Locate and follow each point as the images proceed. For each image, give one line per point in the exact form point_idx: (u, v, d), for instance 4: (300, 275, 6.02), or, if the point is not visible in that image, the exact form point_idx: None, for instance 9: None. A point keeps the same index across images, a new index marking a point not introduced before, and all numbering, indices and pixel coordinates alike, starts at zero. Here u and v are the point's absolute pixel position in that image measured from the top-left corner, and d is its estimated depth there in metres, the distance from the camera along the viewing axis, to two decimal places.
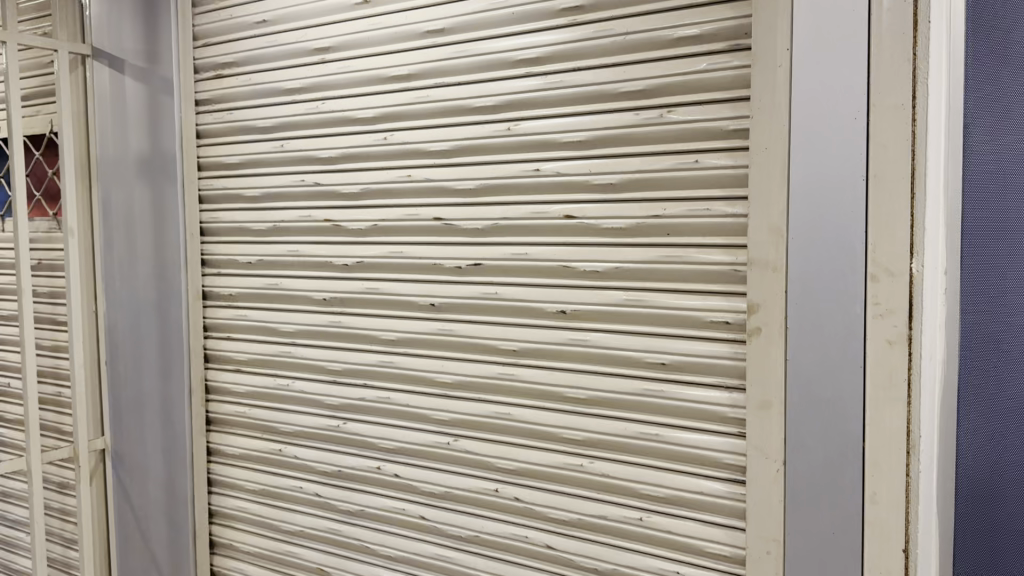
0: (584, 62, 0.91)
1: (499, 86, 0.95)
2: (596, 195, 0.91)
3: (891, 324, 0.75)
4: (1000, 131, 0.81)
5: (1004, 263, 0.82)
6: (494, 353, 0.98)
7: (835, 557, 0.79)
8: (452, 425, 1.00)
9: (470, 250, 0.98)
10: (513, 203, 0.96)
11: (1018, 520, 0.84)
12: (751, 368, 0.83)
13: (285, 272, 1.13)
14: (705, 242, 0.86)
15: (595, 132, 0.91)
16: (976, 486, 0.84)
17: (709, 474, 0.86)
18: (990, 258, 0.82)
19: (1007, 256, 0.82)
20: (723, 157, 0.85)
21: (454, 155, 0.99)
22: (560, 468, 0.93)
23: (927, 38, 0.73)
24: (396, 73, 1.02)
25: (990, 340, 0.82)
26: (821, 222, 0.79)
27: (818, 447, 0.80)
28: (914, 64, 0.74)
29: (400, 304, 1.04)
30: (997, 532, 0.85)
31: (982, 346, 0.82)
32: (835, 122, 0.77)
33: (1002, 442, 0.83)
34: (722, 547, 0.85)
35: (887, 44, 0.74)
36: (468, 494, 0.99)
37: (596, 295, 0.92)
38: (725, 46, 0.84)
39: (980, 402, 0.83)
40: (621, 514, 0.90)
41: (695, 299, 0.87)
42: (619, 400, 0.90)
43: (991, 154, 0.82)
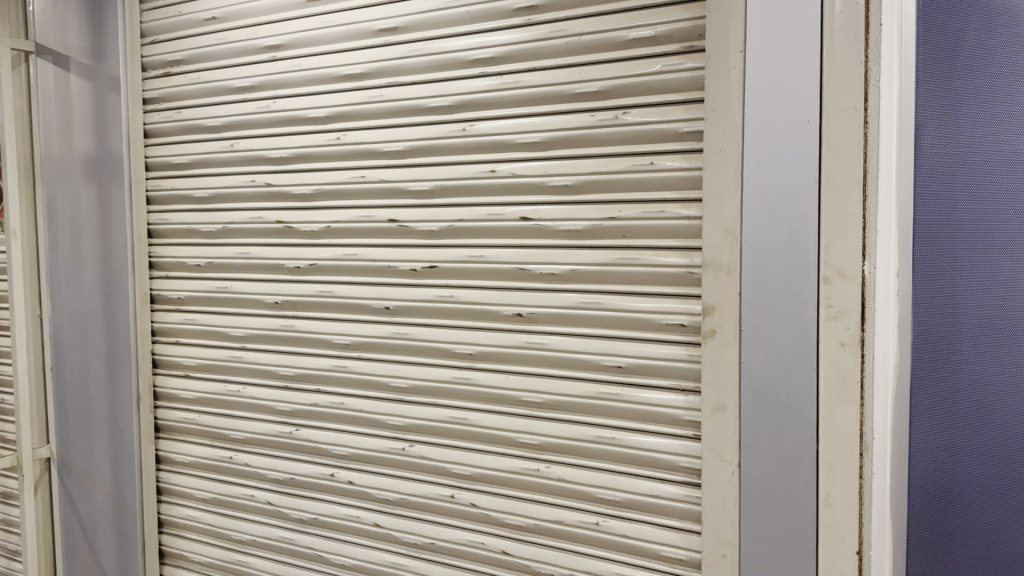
0: (539, 62, 0.90)
1: (453, 86, 0.94)
2: (551, 197, 0.90)
3: (844, 325, 0.75)
4: (948, 133, 0.82)
5: (952, 264, 0.83)
6: (449, 357, 0.96)
7: (790, 560, 0.79)
8: (407, 430, 0.99)
9: (424, 253, 0.97)
10: (468, 205, 0.95)
11: (965, 515, 0.86)
12: (706, 370, 0.83)
13: (235, 275, 1.11)
14: (661, 244, 0.86)
15: (550, 133, 0.90)
16: (929, 487, 0.84)
17: (665, 477, 0.86)
18: (940, 258, 0.83)
19: (954, 257, 0.83)
20: (678, 159, 0.85)
21: (408, 156, 0.98)
22: (516, 473, 0.92)
23: (879, 41, 0.73)
24: (348, 72, 1.00)
25: (941, 338, 0.84)
26: (775, 224, 0.79)
27: (772, 449, 0.80)
28: (867, 65, 0.74)
29: (353, 307, 1.02)
30: (948, 530, 0.86)
31: (933, 346, 0.83)
32: (788, 124, 0.77)
33: (951, 440, 0.85)
34: (678, 551, 0.85)
35: (839, 45, 0.74)
36: (422, 500, 0.98)
37: (551, 298, 0.91)
38: (679, 47, 0.83)
39: (931, 402, 0.83)
40: (576, 518, 0.89)
41: (651, 302, 0.87)
42: (574, 404, 0.90)
43: (939, 156, 0.82)
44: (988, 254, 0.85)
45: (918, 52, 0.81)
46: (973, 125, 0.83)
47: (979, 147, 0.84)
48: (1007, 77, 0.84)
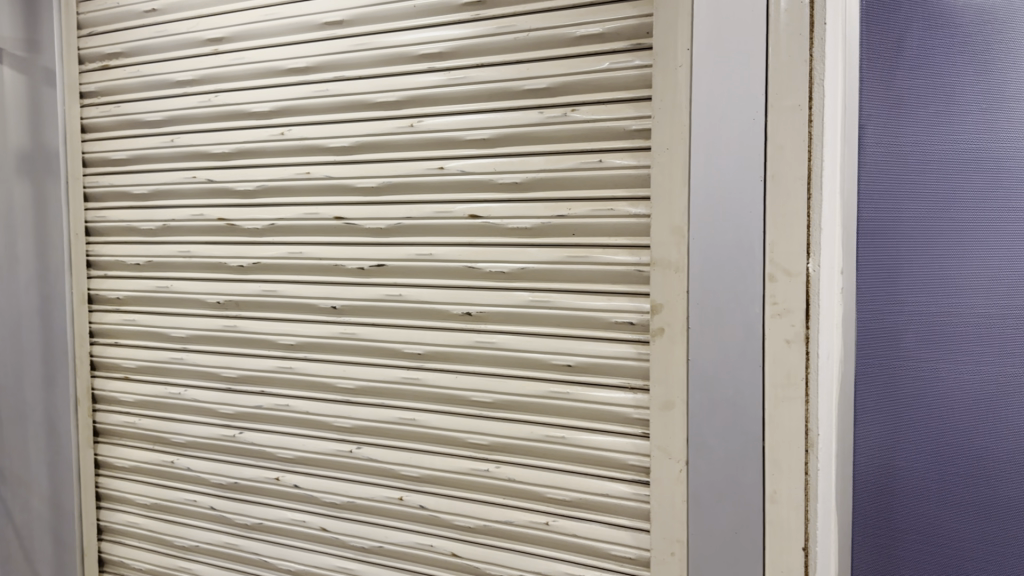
0: (487, 58, 0.89)
1: (400, 82, 0.93)
2: (500, 194, 0.89)
3: (789, 323, 0.76)
4: (897, 133, 0.83)
5: (899, 263, 0.84)
6: (397, 356, 0.95)
7: (737, 558, 0.79)
8: (354, 432, 0.97)
9: (371, 251, 0.95)
10: (415, 203, 0.93)
11: (914, 513, 0.87)
12: (655, 369, 0.83)
13: (176, 274, 1.08)
14: (611, 243, 0.86)
15: (499, 130, 0.89)
16: (878, 478, 0.87)
17: (614, 476, 0.86)
18: (887, 257, 0.85)
19: (902, 256, 0.84)
20: (627, 156, 0.84)
21: (354, 152, 0.96)
22: (466, 474, 0.91)
23: (823, 39, 0.73)
24: (292, 66, 0.98)
25: (887, 335, 0.85)
26: (721, 222, 0.79)
27: (719, 447, 0.80)
28: (812, 64, 0.73)
29: (298, 306, 1.00)
30: (895, 525, 0.87)
31: (878, 341, 0.86)
32: (734, 123, 0.77)
33: (899, 437, 0.86)
34: (628, 549, 0.85)
35: (784, 43, 0.74)
36: (370, 503, 0.96)
37: (500, 296, 0.90)
38: (627, 44, 0.83)
39: (878, 396, 0.86)
40: (526, 519, 0.89)
41: (601, 300, 0.86)
42: (523, 403, 0.89)
43: (888, 155, 0.84)
44: (936, 257, 0.84)
45: (863, 53, 0.83)
46: (925, 124, 0.83)
47: (931, 147, 0.83)
48: (971, 75, 0.82)
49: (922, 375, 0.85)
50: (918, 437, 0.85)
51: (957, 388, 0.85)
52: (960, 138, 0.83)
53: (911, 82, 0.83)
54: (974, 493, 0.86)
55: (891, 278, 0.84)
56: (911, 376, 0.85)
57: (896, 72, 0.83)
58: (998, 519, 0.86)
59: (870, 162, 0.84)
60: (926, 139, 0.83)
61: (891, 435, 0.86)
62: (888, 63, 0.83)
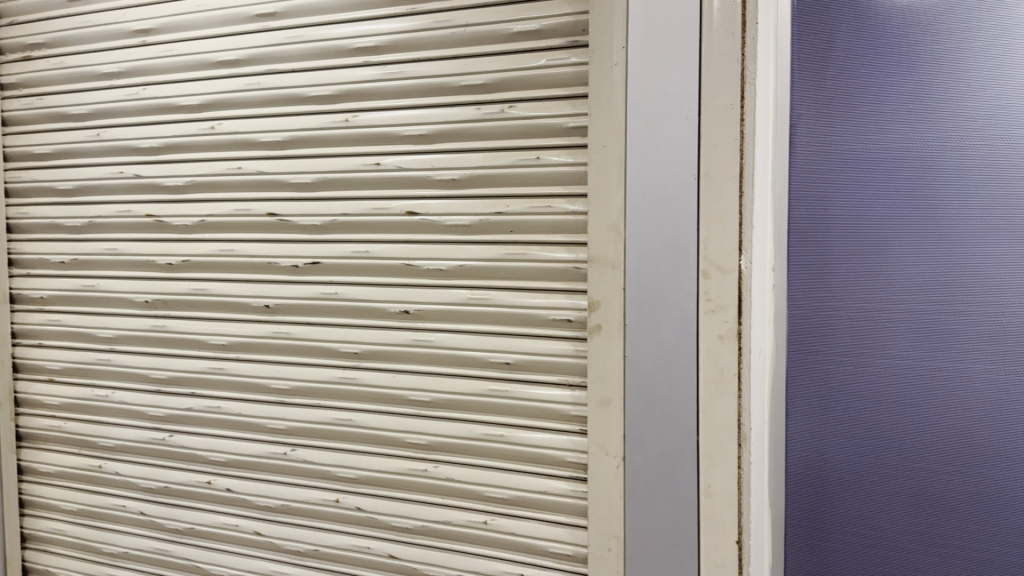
0: (423, 53, 0.88)
1: (334, 76, 0.91)
2: (437, 191, 0.88)
3: (722, 319, 0.76)
4: (821, 131, 0.93)
5: (832, 255, 0.93)
6: (332, 356, 0.93)
7: (674, 553, 0.80)
8: (287, 434, 0.95)
9: (306, 248, 0.94)
10: (350, 199, 0.92)
11: (849, 489, 0.95)
12: (592, 365, 0.83)
13: (103, 273, 1.05)
14: (549, 240, 0.85)
15: (435, 126, 0.88)
16: (805, 453, 0.97)
17: (553, 473, 0.86)
18: (822, 248, 0.94)
19: (833, 248, 0.93)
20: (564, 153, 0.84)
21: (288, 147, 0.94)
22: (403, 474, 0.90)
23: (755, 39, 0.73)
24: (224, 58, 0.96)
25: (823, 321, 0.94)
26: (656, 220, 0.79)
27: (656, 443, 0.80)
28: (743, 63, 0.74)
29: (231, 305, 0.98)
30: (825, 499, 0.96)
31: (810, 326, 0.95)
32: (668, 121, 0.78)
33: (830, 415, 0.95)
34: (566, 547, 0.85)
35: (717, 42, 0.75)
36: (305, 506, 0.95)
37: (437, 294, 0.89)
38: (563, 42, 0.83)
39: (805, 375, 0.96)
40: (464, 518, 0.88)
41: (539, 298, 0.86)
42: (461, 402, 0.88)
43: (813, 154, 0.93)
44: (868, 262, 0.92)
45: (791, 52, 0.92)
46: (842, 139, 0.92)
47: (855, 150, 0.92)
48: (924, 72, 0.89)
49: (850, 367, 0.94)
50: (850, 413, 0.94)
51: (891, 381, 0.92)
52: (896, 145, 0.90)
53: (841, 97, 0.91)
54: (903, 489, 0.94)
55: (820, 269, 0.94)
56: (846, 359, 0.94)
57: (821, 72, 0.92)
58: (935, 518, 0.93)
59: (800, 173, 0.94)
60: (885, 149, 0.91)
61: (818, 412, 0.96)
62: (805, 67, 0.92)
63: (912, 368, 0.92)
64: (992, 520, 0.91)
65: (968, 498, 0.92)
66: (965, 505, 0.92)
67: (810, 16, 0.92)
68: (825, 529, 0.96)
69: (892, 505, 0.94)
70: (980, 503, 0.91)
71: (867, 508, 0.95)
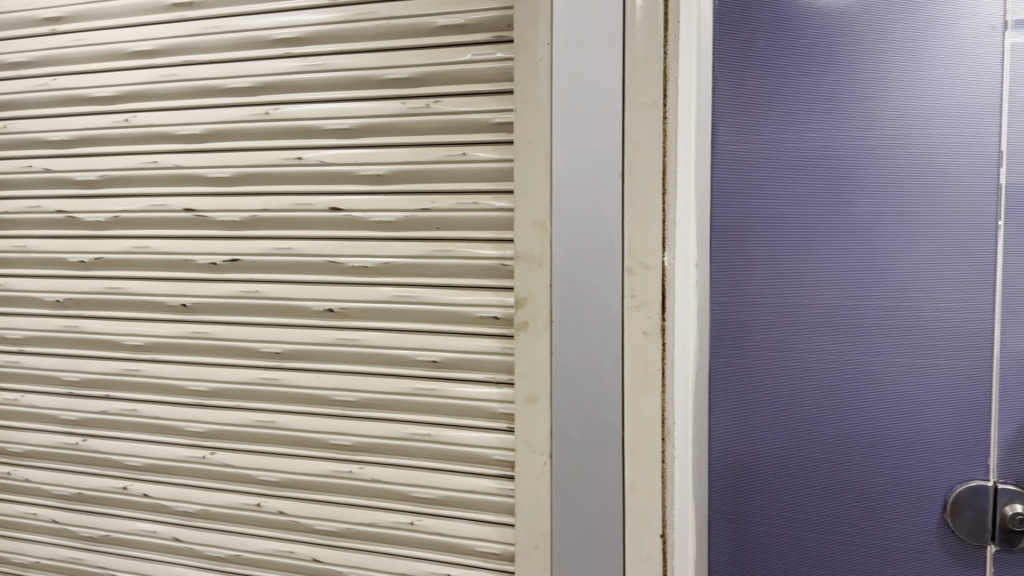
0: (346, 45, 0.86)
1: (254, 68, 0.89)
2: (361, 186, 0.87)
3: (646, 315, 0.77)
4: (742, 141, 1.09)
5: (745, 258, 1.10)
6: (254, 356, 0.91)
7: (600, 547, 0.80)
8: (207, 437, 0.93)
9: (226, 245, 0.91)
10: (272, 195, 0.90)
11: (773, 463, 1.12)
12: (520, 362, 0.82)
13: (11, 271, 1.01)
14: (475, 237, 0.84)
15: (359, 120, 0.86)
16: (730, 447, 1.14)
17: (480, 472, 0.85)
18: (728, 251, 1.10)
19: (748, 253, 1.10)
20: (490, 149, 0.83)
21: (206, 140, 0.91)
22: (327, 476, 0.89)
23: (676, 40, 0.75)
24: (138, 48, 0.93)
25: (737, 315, 1.11)
26: (581, 217, 0.79)
27: (583, 439, 0.80)
28: (665, 63, 0.76)
29: (147, 304, 0.94)
30: (751, 474, 1.13)
31: (726, 322, 1.11)
32: (592, 118, 0.78)
33: (744, 401, 1.12)
34: (493, 545, 0.84)
35: (639, 41, 0.76)
36: (226, 510, 0.92)
37: (362, 292, 0.87)
38: (488, 36, 0.82)
39: (727, 362, 1.12)
40: (390, 519, 0.87)
41: (465, 295, 0.85)
42: (387, 401, 0.87)
43: (728, 166, 1.09)
44: (790, 262, 1.08)
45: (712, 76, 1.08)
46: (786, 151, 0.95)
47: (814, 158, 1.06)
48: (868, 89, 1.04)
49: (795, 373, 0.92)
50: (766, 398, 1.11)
51: (789, 372, 1.10)
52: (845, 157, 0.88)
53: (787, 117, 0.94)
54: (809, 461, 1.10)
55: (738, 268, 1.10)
56: (757, 356, 1.11)
57: (742, 85, 1.08)
58: (845, 489, 1.09)
59: (720, 178, 1.10)
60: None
61: (738, 395, 1.12)
62: (722, 86, 1.08)
63: (859, 354, 1.07)
64: (883, 494, 1.08)
65: (857, 473, 1.08)
66: (855, 479, 1.08)
67: (729, 24, 1.07)
68: (749, 505, 1.13)
69: (844, 475, 1.09)
70: (872, 478, 1.08)
71: (779, 477, 1.12)
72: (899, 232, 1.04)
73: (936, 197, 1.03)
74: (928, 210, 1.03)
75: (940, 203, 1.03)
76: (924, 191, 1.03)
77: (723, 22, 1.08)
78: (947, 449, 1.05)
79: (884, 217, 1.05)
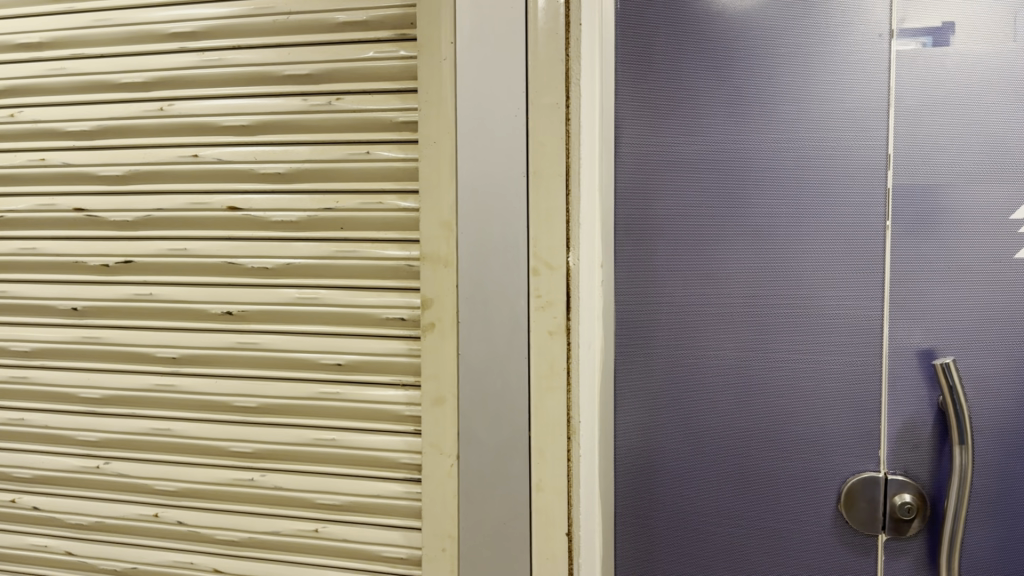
0: (244, 40, 0.84)
1: (148, 62, 0.86)
2: (261, 185, 0.85)
3: (551, 315, 0.77)
4: (646, 137, 1.10)
5: (649, 255, 1.12)
6: (149, 361, 0.88)
7: (507, 548, 0.80)
8: (101, 446, 0.89)
9: (118, 246, 0.88)
10: (167, 194, 0.87)
11: (678, 459, 1.14)
12: (426, 364, 0.81)
13: None
14: (379, 237, 0.83)
15: (258, 117, 0.84)
16: (637, 440, 1.14)
17: (385, 476, 0.83)
18: (637, 248, 1.12)
19: (651, 249, 1.11)
20: (394, 148, 0.82)
21: (98, 137, 0.88)
22: (228, 484, 0.86)
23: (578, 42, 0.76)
24: (25, 41, 0.89)
25: (642, 313, 1.13)
26: (487, 217, 0.78)
27: (491, 440, 0.80)
28: (568, 64, 0.76)
29: (35, 308, 0.90)
30: (657, 470, 1.14)
31: (631, 320, 1.13)
32: (496, 118, 0.78)
33: (649, 396, 1.13)
34: (400, 550, 0.83)
35: (543, 42, 0.76)
36: (122, 522, 0.89)
37: (263, 294, 0.85)
38: (391, 34, 0.81)
39: (631, 359, 1.13)
40: (294, 527, 0.85)
41: (371, 296, 0.83)
42: (289, 406, 0.85)
43: (635, 162, 1.11)
44: (693, 259, 1.11)
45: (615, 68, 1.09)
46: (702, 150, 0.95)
47: (720, 156, 1.09)
48: (773, 91, 1.08)
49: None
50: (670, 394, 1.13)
51: (698, 369, 1.12)
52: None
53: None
54: (717, 455, 1.12)
55: (642, 266, 1.12)
56: (663, 350, 1.12)
57: (646, 85, 1.10)
58: (750, 483, 1.12)
59: (625, 177, 1.12)
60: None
61: (645, 391, 1.13)
62: (626, 84, 1.11)
63: (767, 350, 1.10)
64: (782, 485, 1.11)
65: (761, 468, 1.11)
66: (758, 473, 1.11)
67: (633, 23, 1.10)
68: (655, 500, 1.14)
69: (745, 469, 1.12)
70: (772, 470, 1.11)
71: (689, 472, 1.13)
72: (797, 233, 1.09)
73: (831, 199, 1.08)
74: (822, 213, 1.08)
75: (833, 206, 1.07)
76: (821, 194, 1.08)
77: (626, 19, 1.10)
78: (838, 441, 1.10)
79: (779, 218, 1.09)
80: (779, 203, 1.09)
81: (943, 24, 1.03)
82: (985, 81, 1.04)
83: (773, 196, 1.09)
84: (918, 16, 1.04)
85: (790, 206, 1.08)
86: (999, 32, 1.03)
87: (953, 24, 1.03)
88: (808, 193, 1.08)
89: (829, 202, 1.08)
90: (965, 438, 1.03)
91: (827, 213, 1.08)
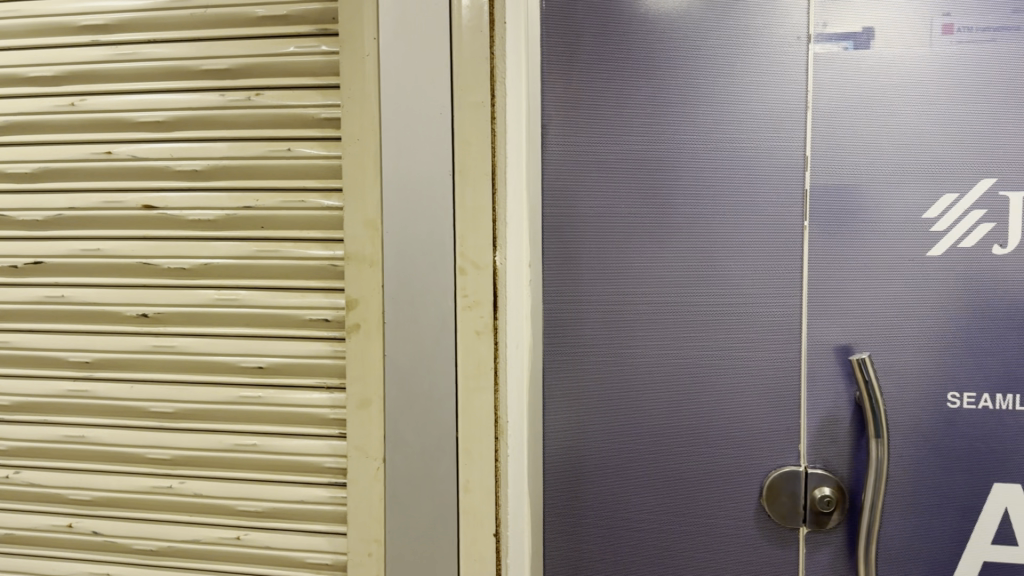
0: (159, 33, 0.81)
1: (58, 55, 0.83)
2: (179, 182, 0.82)
3: (478, 315, 0.77)
4: (569, 133, 1.11)
5: (572, 259, 1.12)
6: (62, 366, 0.84)
7: (433, 551, 0.78)
8: (12, 455, 0.86)
9: (28, 247, 0.84)
10: (80, 192, 0.83)
11: (603, 462, 1.14)
12: (351, 366, 0.79)
13: None
14: (301, 236, 0.80)
15: (174, 113, 0.82)
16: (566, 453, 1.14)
17: (309, 481, 0.81)
18: (557, 251, 1.13)
19: (573, 246, 1.12)
20: (316, 146, 0.80)
21: (6, 134, 0.85)
22: (146, 492, 0.83)
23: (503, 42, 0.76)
24: None
25: (563, 317, 1.13)
26: (412, 215, 0.77)
27: (418, 443, 0.79)
28: (492, 64, 0.76)
29: None
30: (584, 473, 1.14)
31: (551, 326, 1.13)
32: (420, 116, 0.76)
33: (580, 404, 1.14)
34: (325, 556, 0.81)
35: (467, 41, 0.75)
36: (35, 534, 0.86)
37: (181, 295, 0.82)
38: (312, 29, 0.79)
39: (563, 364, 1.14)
40: (215, 534, 0.82)
41: (293, 296, 0.81)
42: (209, 410, 0.82)
43: (557, 162, 1.12)
44: (619, 256, 1.12)
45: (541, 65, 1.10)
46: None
47: (631, 158, 1.11)
48: (697, 90, 1.09)
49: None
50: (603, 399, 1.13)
51: (628, 368, 1.13)
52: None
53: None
54: (645, 454, 1.13)
55: (568, 281, 1.12)
56: (587, 355, 1.13)
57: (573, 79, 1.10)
58: (674, 483, 1.13)
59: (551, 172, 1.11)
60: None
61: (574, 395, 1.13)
62: (551, 74, 1.11)
63: (697, 351, 1.11)
64: (706, 473, 1.12)
65: (687, 471, 1.12)
66: (683, 475, 1.12)
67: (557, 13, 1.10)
68: (581, 504, 1.14)
69: (671, 471, 1.13)
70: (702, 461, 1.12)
71: (623, 475, 1.14)
72: (725, 233, 1.10)
73: (758, 200, 1.09)
74: (750, 207, 1.09)
75: (756, 205, 1.09)
76: (750, 195, 1.09)
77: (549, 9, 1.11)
78: (763, 429, 1.11)
79: (700, 218, 1.10)
80: (702, 201, 1.10)
81: (863, 28, 1.05)
82: (918, 77, 1.04)
83: (696, 198, 1.10)
84: (840, 19, 1.05)
85: (710, 201, 1.10)
86: (915, 38, 1.04)
87: (872, 30, 1.05)
88: (728, 200, 1.09)
89: (755, 206, 1.09)
90: (880, 434, 1.01)
91: (752, 218, 1.09)
